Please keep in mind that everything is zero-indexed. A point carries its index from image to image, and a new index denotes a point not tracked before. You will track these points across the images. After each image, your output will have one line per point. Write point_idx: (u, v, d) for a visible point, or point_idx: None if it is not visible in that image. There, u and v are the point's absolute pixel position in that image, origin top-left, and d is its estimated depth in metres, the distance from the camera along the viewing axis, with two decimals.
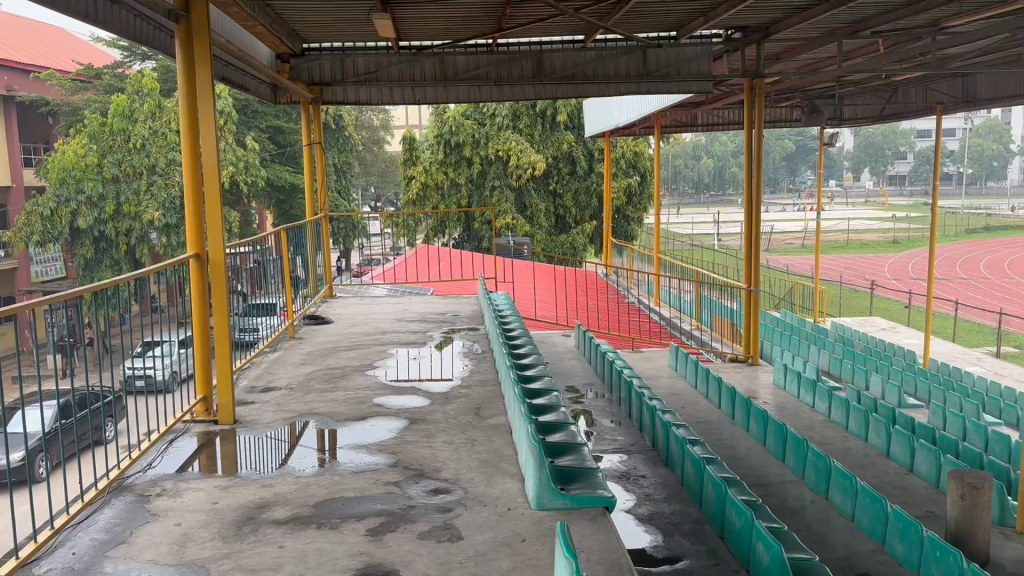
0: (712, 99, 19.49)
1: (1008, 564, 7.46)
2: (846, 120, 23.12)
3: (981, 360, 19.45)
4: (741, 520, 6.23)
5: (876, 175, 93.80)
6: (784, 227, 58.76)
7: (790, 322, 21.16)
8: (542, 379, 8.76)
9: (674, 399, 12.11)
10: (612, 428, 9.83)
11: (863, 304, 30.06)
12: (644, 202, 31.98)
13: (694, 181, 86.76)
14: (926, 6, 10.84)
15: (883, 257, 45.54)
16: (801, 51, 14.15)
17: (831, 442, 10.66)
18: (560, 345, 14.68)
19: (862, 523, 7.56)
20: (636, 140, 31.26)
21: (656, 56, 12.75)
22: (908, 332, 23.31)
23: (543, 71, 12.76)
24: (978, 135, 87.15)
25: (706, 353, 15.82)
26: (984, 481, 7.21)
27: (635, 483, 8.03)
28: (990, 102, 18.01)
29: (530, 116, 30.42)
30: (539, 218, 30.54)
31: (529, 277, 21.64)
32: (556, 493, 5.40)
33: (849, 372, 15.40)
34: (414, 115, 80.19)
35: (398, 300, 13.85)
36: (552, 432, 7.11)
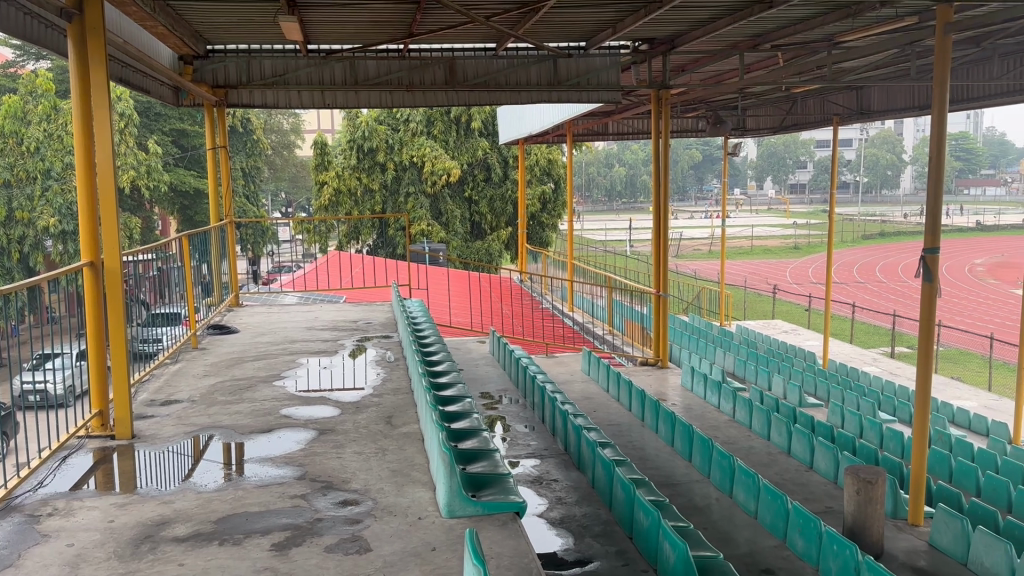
0: (622, 109, 19.91)
1: (901, 555, 7.83)
2: (749, 131, 23.91)
3: (876, 360, 20.42)
4: (649, 520, 6.36)
5: (778, 184, 97.40)
6: (692, 233, 60.34)
7: (698, 326, 21.77)
8: (455, 387, 8.73)
9: (586, 403, 12.28)
10: (525, 434, 9.88)
11: (767, 308, 31.16)
12: (558, 209, 32.31)
13: (606, 189, 88.27)
14: (821, 21, 11.32)
15: (785, 262, 47.24)
16: (705, 64, 14.63)
17: (737, 442, 11.00)
18: (474, 352, 14.67)
19: (765, 519, 7.82)
20: (550, 148, 31.58)
21: (566, 66, 12.97)
22: (809, 334, 24.28)
23: (455, 78, 12.84)
24: (871, 145, 91.47)
25: (618, 357, 16.14)
26: (877, 477, 7.61)
27: (548, 486, 8.08)
28: (883, 113, 18.93)
29: (444, 123, 30.29)
30: (454, 225, 30.53)
31: (444, 284, 21.56)
32: (467, 501, 5.39)
33: (753, 374, 15.95)
34: (326, 119, 79.16)
35: (309, 308, 13.61)
36: (464, 439, 7.09)
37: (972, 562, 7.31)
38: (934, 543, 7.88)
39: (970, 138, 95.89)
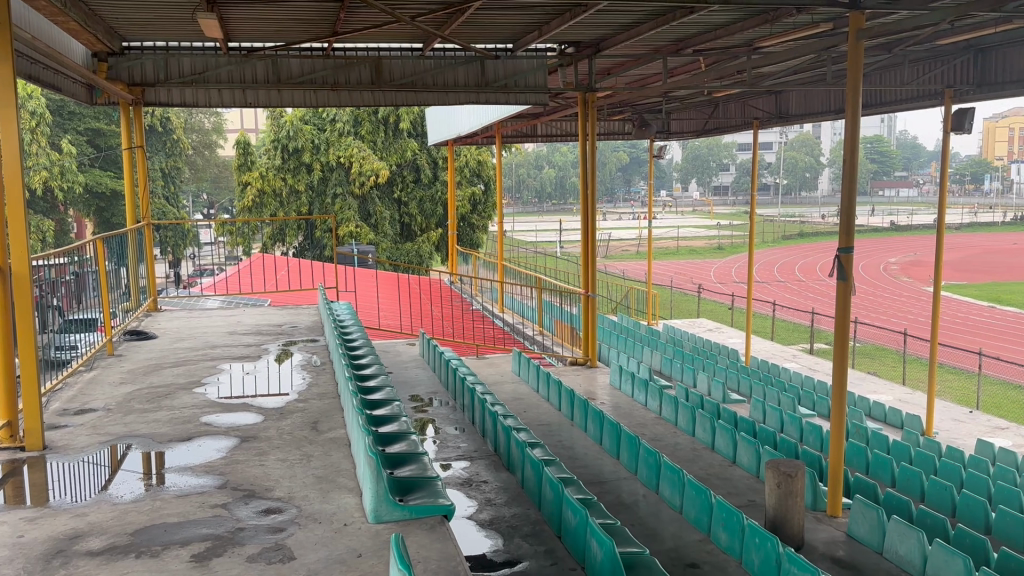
0: (550, 111, 20.07)
1: (820, 546, 8.08)
2: (673, 134, 24.33)
3: (796, 357, 21.06)
4: (576, 519, 6.42)
5: (702, 186, 99.51)
6: (620, 235, 61.18)
7: (627, 325, 22.07)
8: (383, 390, 8.63)
9: (516, 403, 12.31)
10: (455, 436, 9.84)
11: (692, 306, 31.80)
12: (488, 210, 32.30)
13: (536, 190, 88.77)
14: (741, 26, 11.67)
15: (709, 263, 48.35)
16: (630, 68, 14.88)
17: (663, 439, 11.18)
18: (403, 354, 14.55)
19: (689, 513, 7.97)
20: (479, 149, 31.55)
21: (493, 67, 13.05)
22: (733, 332, 24.87)
23: (382, 77, 12.70)
24: (791, 148, 94.40)
25: (548, 357, 16.24)
26: (797, 470, 7.87)
27: (477, 488, 8.06)
28: (802, 117, 19.50)
29: (372, 123, 29.99)
30: (383, 226, 30.24)
31: (372, 286, 21.29)
32: (394, 505, 5.35)
33: (679, 372, 16.26)
34: (250, 118, 77.50)
35: (231, 312, 13.27)
36: (392, 443, 7.02)
37: (887, 551, 7.60)
38: (852, 533, 8.16)
39: (882, 142, 100.00)
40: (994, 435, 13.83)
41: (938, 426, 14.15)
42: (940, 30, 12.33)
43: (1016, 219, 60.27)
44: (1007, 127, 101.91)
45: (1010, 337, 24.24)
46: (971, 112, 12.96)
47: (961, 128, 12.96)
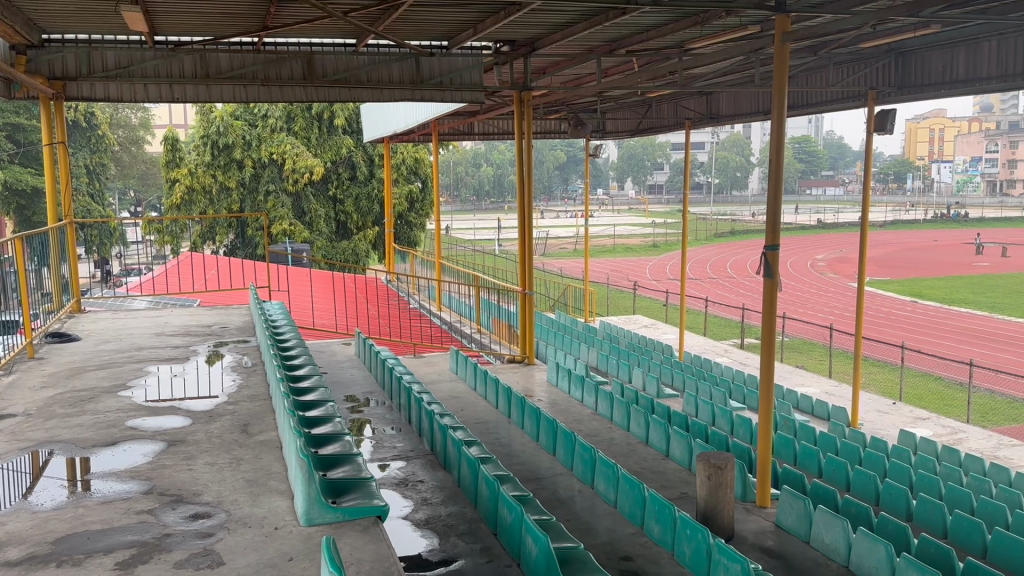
0: (486, 109, 20.05)
1: (750, 536, 8.28)
2: (608, 133, 24.58)
3: (728, 351, 21.53)
4: (511, 516, 6.46)
5: (637, 185, 100.84)
6: (558, 232, 61.69)
7: (563, 322, 22.23)
8: (317, 391, 8.52)
9: (454, 402, 12.29)
10: (391, 435, 9.78)
11: (628, 303, 32.22)
12: (425, 208, 32.09)
13: (474, 188, 88.68)
14: (673, 28, 11.85)
15: (644, 260, 49.04)
16: (565, 67, 15.02)
17: (599, 434, 11.31)
18: (339, 354, 14.39)
19: (623, 507, 8.09)
20: (416, 147, 31.34)
21: (428, 64, 13.01)
22: (667, 328, 25.29)
23: (314, 73, 12.52)
24: (723, 148, 96.42)
25: (486, 355, 16.26)
26: (726, 462, 8.06)
27: (413, 488, 8.02)
28: (731, 117, 19.92)
29: (305, 119, 29.53)
30: (318, 224, 29.82)
31: (306, 285, 20.99)
32: (326, 507, 5.31)
33: (615, 367, 16.49)
34: (179, 113, 75.60)
35: (159, 313, 12.92)
36: (325, 444, 6.95)
37: (814, 540, 7.84)
38: (780, 523, 8.39)
39: (810, 142, 103.15)
40: (915, 425, 14.38)
41: (862, 418, 14.66)
42: (864, 34, 12.72)
43: (934, 216, 62.86)
44: (928, 129, 106.16)
45: (930, 330, 25.25)
46: (892, 114, 13.39)
47: (884, 128, 13.34)
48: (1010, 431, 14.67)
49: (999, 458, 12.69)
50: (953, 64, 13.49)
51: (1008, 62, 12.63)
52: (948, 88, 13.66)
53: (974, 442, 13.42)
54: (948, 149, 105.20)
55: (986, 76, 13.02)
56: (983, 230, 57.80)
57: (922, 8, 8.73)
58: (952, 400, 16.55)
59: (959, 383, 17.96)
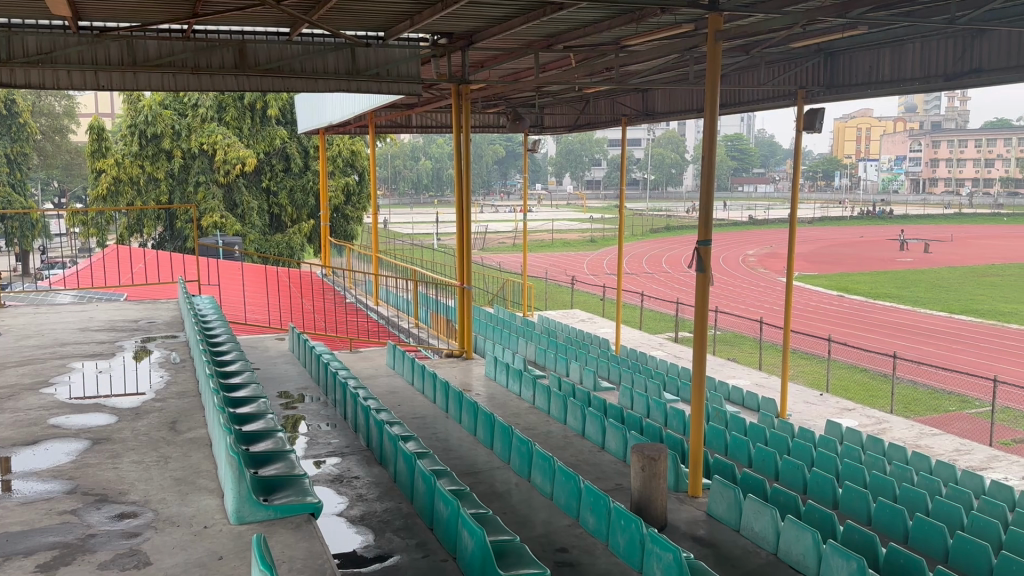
0: (424, 102, 19.84)
1: (682, 525, 8.44)
2: (546, 129, 24.70)
3: (663, 345, 21.89)
4: (448, 510, 6.45)
5: (575, 180, 101.56)
6: (496, 227, 61.73)
7: (502, 317, 22.25)
8: (248, 387, 8.36)
9: (391, 397, 12.21)
10: (326, 432, 9.67)
11: (566, 296, 32.46)
12: (362, 202, 31.70)
13: (413, 181, 88.00)
14: (608, 25, 12.01)
15: (581, 254, 49.44)
16: (503, 62, 15.06)
17: (536, 427, 11.38)
18: (272, 350, 14.13)
19: (560, 500, 8.16)
20: (353, 139, 30.93)
21: (364, 55, 12.85)
22: (603, 322, 25.58)
23: (246, 61, 12.21)
24: (659, 145, 97.89)
25: (424, 350, 16.18)
26: (659, 453, 8.22)
27: (348, 484, 7.94)
28: (666, 115, 20.16)
29: (238, 109, 28.86)
30: (251, 217, 29.18)
31: (237, 279, 20.54)
32: (257, 505, 5.24)
33: (552, 361, 16.61)
34: (105, 102, 73.10)
35: (83, 307, 12.49)
36: (257, 441, 6.83)
37: (744, 528, 8.03)
38: (711, 512, 8.58)
39: (742, 140, 105.60)
40: (841, 415, 14.86)
41: (791, 409, 15.08)
42: (794, 33, 13.08)
43: (861, 213, 64.87)
44: (855, 128, 109.44)
45: (857, 324, 26.09)
46: (821, 113, 13.74)
47: (813, 127, 13.68)
48: (931, 420, 15.28)
49: (920, 446, 13.22)
50: (878, 65, 13.93)
51: (930, 64, 13.12)
52: (874, 89, 14.10)
53: (896, 431, 13.95)
54: (874, 148, 108.83)
55: (910, 77, 13.48)
56: (905, 227, 59.92)
57: (849, 9, 9.00)
58: (876, 392, 17.13)
59: (883, 374, 18.62)
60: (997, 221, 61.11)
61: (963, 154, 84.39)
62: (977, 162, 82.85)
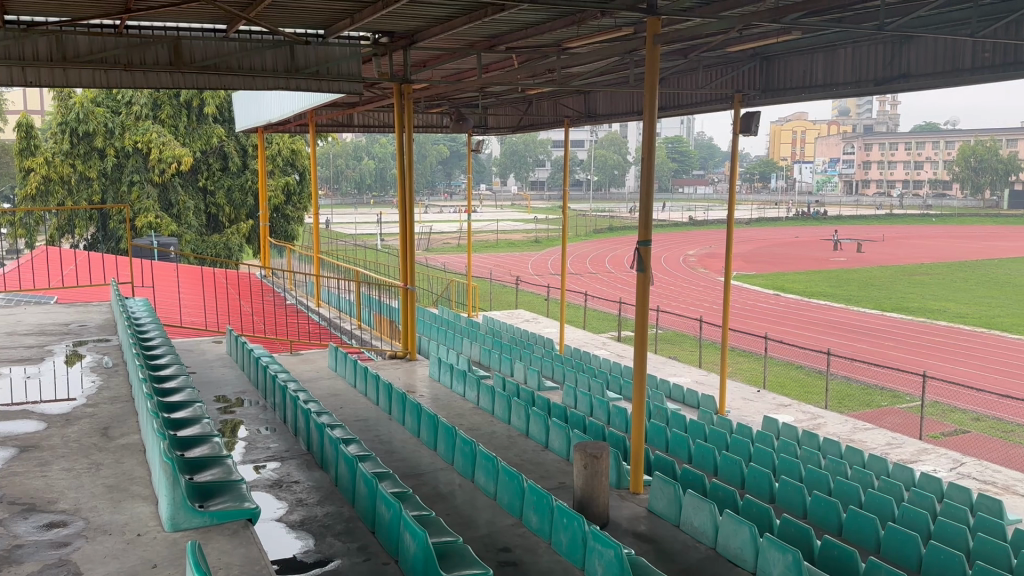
0: (366, 101, 19.59)
1: (623, 522, 8.54)
2: (490, 129, 24.69)
3: (606, 344, 22.12)
4: (390, 512, 6.42)
5: (519, 181, 101.83)
6: (440, 228, 61.51)
7: (446, 317, 22.17)
8: (184, 391, 8.18)
9: (333, 400, 12.07)
10: (265, 436, 9.51)
11: (510, 296, 32.51)
12: (303, 202, 31.28)
13: (355, 182, 87.19)
14: (550, 27, 12.09)
15: (526, 255, 49.60)
16: (446, 61, 15.04)
17: (480, 428, 11.40)
18: (209, 353, 13.86)
19: (503, 499, 8.20)
20: (293, 137, 30.46)
21: (303, 53, 12.66)
22: (547, 322, 25.71)
23: (181, 59, 11.93)
24: (602, 146, 98.83)
25: (367, 351, 16.06)
26: (601, 451, 8.31)
27: (288, 489, 7.83)
28: (608, 117, 20.35)
29: (173, 107, 28.20)
30: (187, 217, 28.54)
31: (173, 281, 20.07)
32: (192, 512, 5.14)
33: (497, 361, 16.65)
34: (33, 99, 70.66)
35: (10, 311, 12.06)
36: (192, 446, 6.69)
37: (683, 523, 8.18)
38: (652, 508, 8.71)
39: (682, 142, 107.44)
40: (778, 411, 15.22)
41: (730, 405, 15.39)
42: (730, 38, 13.36)
43: (796, 214, 66.52)
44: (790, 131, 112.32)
45: (793, 322, 26.74)
46: (756, 116, 14.04)
47: (748, 130, 14.01)
48: (864, 414, 15.76)
49: (853, 441, 13.62)
50: (812, 69, 14.29)
51: (861, 69, 13.47)
52: (807, 93, 14.46)
53: (831, 426, 14.35)
54: (809, 151, 111.75)
55: (842, 81, 13.85)
56: (839, 227, 61.70)
57: (782, 15, 9.24)
58: (811, 388, 17.60)
59: (817, 370, 19.13)
60: (926, 222, 63.31)
61: (893, 157, 87.26)
62: (906, 165, 85.72)
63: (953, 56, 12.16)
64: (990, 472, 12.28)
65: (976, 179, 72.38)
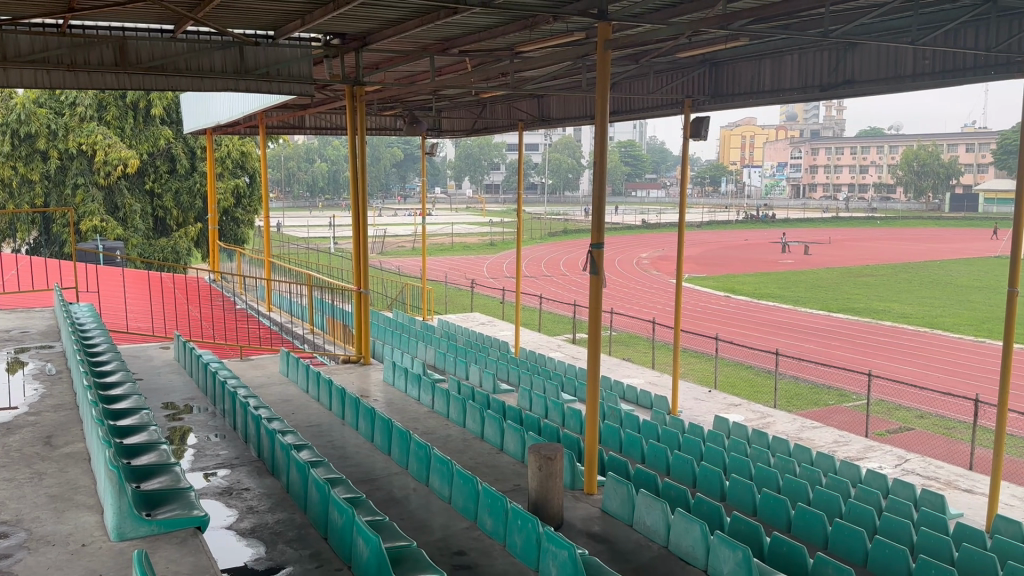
0: (318, 103, 19.32)
1: (578, 522, 8.60)
2: (444, 132, 24.60)
3: (560, 346, 22.23)
4: (342, 518, 6.38)
5: (474, 184, 101.82)
6: (395, 231, 61.16)
7: (401, 321, 22.06)
8: (130, 397, 8.03)
9: (285, 405, 11.94)
10: (215, 443, 9.37)
11: (465, 299, 32.48)
12: (253, 204, 30.88)
13: (307, 184, 86.36)
14: (503, 31, 12.12)
15: (481, 258, 49.60)
16: (398, 64, 15.00)
17: (435, 432, 11.38)
18: (156, 359, 13.60)
19: (457, 503, 8.20)
20: (243, 139, 29.98)
21: (253, 54, 12.49)
22: (503, 325, 25.74)
23: (127, 59, 11.71)
24: (556, 149, 99.36)
25: (320, 356, 15.93)
26: (555, 452, 8.37)
27: (238, 496, 7.72)
28: (562, 121, 20.42)
29: (119, 108, 27.60)
30: (134, 221, 27.99)
31: (118, 286, 19.66)
32: (139, 521, 5.07)
33: (452, 364, 16.64)
34: None
35: None
36: (139, 454, 6.57)
37: (636, 523, 8.27)
38: (606, 508, 8.80)
39: (635, 146, 108.54)
40: (729, 411, 15.48)
41: (682, 405, 15.61)
42: (681, 44, 13.57)
43: (746, 217, 67.59)
44: (740, 135, 114.38)
45: (743, 323, 27.19)
46: (706, 121, 14.28)
47: (699, 135, 14.23)
48: (812, 413, 16.11)
49: (802, 439, 13.92)
50: (760, 74, 14.58)
51: (808, 74, 13.82)
52: (755, 98, 14.76)
53: (780, 425, 14.64)
54: (758, 155, 113.81)
55: (789, 87, 14.17)
56: (788, 230, 62.96)
57: (730, 21, 9.42)
58: (761, 387, 17.93)
59: (767, 370, 19.48)
60: (871, 224, 64.93)
61: (839, 161, 89.46)
62: (852, 169, 87.90)
63: (895, 62, 12.54)
64: (933, 468, 12.65)
65: (919, 183, 74.56)
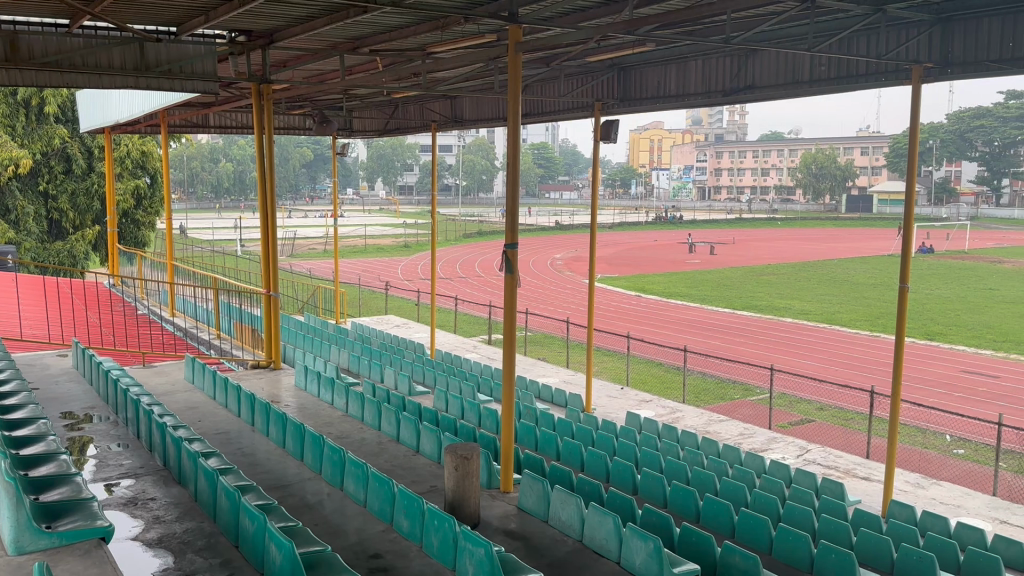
0: (225, 101, 18.82)
1: (494, 520, 8.67)
2: (355, 133, 24.32)
3: (475, 347, 22.27)
4: (254, 524, 6.27)
5: (387, 185, 100.84)
6: (306, 233, 60.03)
7: (313, 324, 21.67)
8: (25, 408, 7.67)
9: (192, 413, 11.61)
10: (117, 453, 9.02)
11: (379, 302, 32.18)
12: (155, 205, 29.81)
13: (212, 185, 83.94)
14: (414, 30, 12.10)
15: (395, 259, 49.22)
16: (307, 62, 14.77)
17: (349, 435, 11.26)
18: (52, 368, 13.00)
19: (373, 506, 8.14)
20: (143, 138, 28.91)
21: (154, 50, 12.02)
22: (417, 327, 25.61)
23: (18, 55, 11.19)
24: (468, 151, 99.44)
25: (227, 361, 15.52)
26: (471, 452, 8.41)
27: (143, 507, 7.48)
28: (475, 121, 20.45)
29: (9, 105, 26.26)
30: (26, 223, 26.62)
31: (9, 292, 18.69)
32: (39, 533, 5.12)
33: (366, 368, 16.44)
34: None
35: None
36: (36, 465, 6.31)
37: (552, 519, 8.40)
38: (522, 506, 8.89)
39: (547, 149, 109.76)
40: (641, 407, 15.85)
41: (596, 403, 15.88)
42: (589, 48, 13.83)
43: (655, 218, 69.16)
44: (649, 138, 117.06)
45: (653, 321, 27.84)
46: (615, 124, 14.60)
47: (608, 137, 14.56)
48: (719, 407, 16.66)
49: (710, 433, 14.36)
50: (666, 79, 15.00)
51: (711, 80, 14.27)
52: (662, 102, 15.18)
53: (689, 419, 15.09)
54: (665, 158, 116.69)
55: (693, 92, 14.60)
56: (695, 231, 64.76)
57: (636, 26, 9.64)
58: (671, 383, 18.43)
59: (676, 367, 20.02)
60: (773, 225, 67.45)
61: (743, 164, 92.58)
62: (755, 171, 91.10)
63: (793, 68, 13.08)
64: (833, 457, 13.26)
65: (817, 184, 77.85)
